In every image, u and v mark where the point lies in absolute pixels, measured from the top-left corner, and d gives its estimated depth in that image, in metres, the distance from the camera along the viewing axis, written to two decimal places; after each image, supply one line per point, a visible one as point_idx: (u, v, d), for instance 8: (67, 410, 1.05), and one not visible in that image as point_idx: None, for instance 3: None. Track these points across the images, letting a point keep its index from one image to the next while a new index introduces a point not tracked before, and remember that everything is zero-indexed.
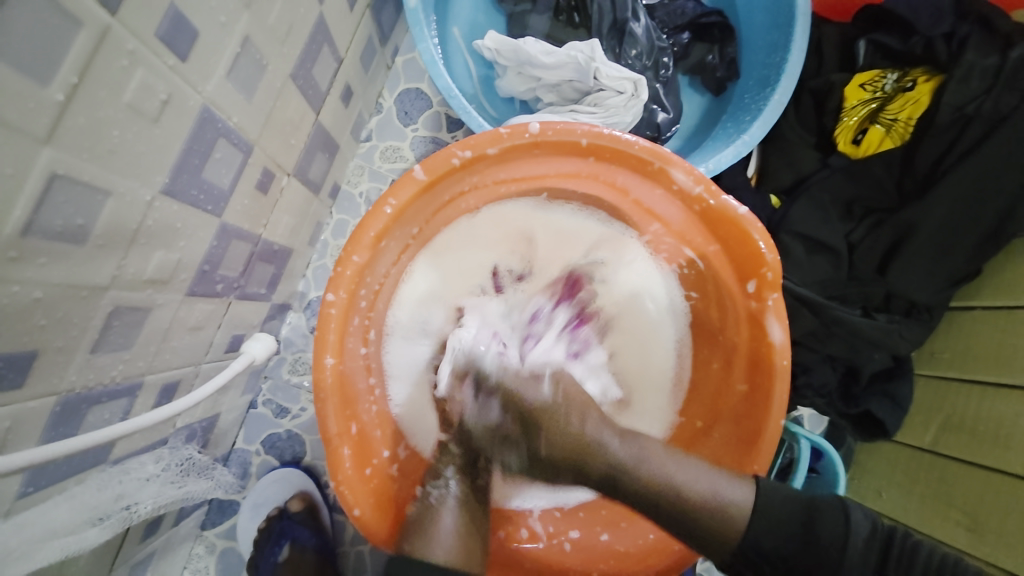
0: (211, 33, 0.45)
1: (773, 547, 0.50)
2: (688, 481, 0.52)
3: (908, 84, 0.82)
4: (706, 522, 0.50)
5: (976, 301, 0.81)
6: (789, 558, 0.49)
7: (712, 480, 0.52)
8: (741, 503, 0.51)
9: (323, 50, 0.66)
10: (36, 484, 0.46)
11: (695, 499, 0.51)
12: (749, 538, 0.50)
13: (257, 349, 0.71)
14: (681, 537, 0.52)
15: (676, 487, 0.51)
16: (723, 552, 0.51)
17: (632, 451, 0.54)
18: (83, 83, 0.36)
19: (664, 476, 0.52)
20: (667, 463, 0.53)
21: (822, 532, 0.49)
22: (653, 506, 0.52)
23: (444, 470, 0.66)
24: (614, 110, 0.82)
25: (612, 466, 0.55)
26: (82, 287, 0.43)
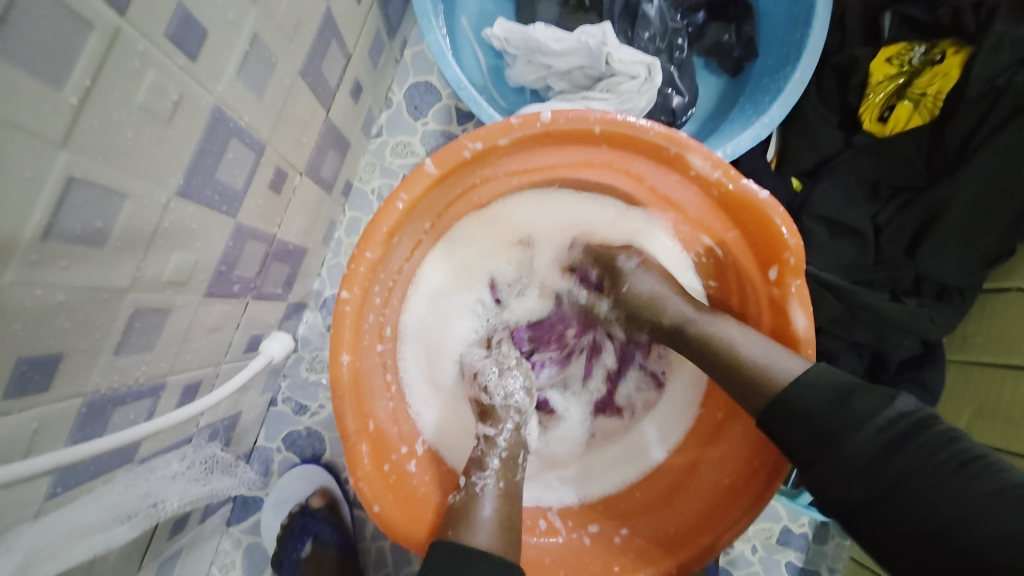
0: (220, 31, 0.45)
1: (810, 413, 0.50)
2: (752, 352, 0.56)
3: (937, 56, 0.78)
4: (757, 379, 0.54)
5: (1011, 282, 0.78)
6: (805, 412, 0.50)
7: (769, 352, 0.55)
8: (793, 371, 0.52)
9: (332, 46, 0.65)
10: (65, 484, 0.46)
11: (762, 360, 0.55)
12: (784, 403, 0.51)
13: (275, 349, 0.71)
14: (733, 393, 0.57)
15: (738, 348, 0.56)
16: (765, 400, 0.53)
17: (704, 320, 0.60)
18: (96, 85, 0.36)
19: (730, 340, 0.57)
20: (729, 328, 0.59)
21: (851, 411, 0.48)
22: (714, 363, 0.58)
23: (490, 458, 0.62)
24: (627, 96, 0.80)
25: (680, 333, 0.62)
26: (102, 290, 0.43)
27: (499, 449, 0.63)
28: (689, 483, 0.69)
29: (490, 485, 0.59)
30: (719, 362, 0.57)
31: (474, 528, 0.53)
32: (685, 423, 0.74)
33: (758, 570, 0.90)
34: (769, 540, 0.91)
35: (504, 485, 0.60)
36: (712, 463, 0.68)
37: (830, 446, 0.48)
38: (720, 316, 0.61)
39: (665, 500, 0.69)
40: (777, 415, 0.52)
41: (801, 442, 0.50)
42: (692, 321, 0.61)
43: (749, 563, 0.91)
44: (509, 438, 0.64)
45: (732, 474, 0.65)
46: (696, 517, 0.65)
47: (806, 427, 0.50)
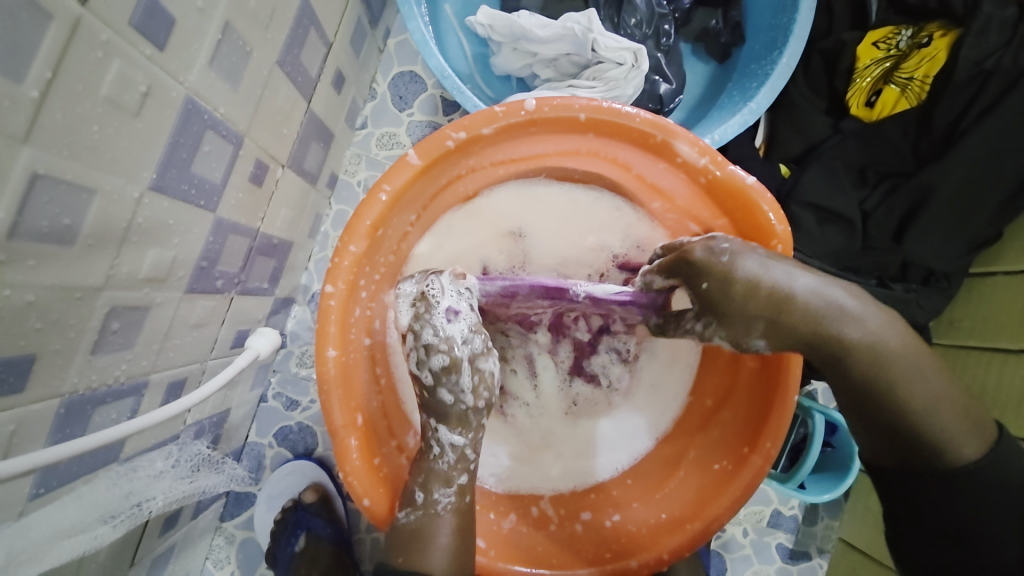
0: (188, 19, 0.44)
1: (979, 500, 0.49)
2: (928, 398, 0.49)
3: (924, 40, 0.78)
4: (931, 429, 0.49)
5: (997, 266, 0.78)
6: (971, 490, 0.49)
7: (954, 405, 0.50)
8: (959, 440, 0.49)
9: (310, 34, 0.63)
10: (47, 485, 0.47)
11: (937, 407, 0.49)
12: (941, 453, 0.49)
13: (262, 345, 0.70)
14: (889, 423, 0.51)
15: (907, 379, 0.49)
16: (921, 458, 0.50)
17: (852, 321, 0.50)
18: (57, 78, 0.35)
19: (889, 358, 0.50)
20: (900, 352, 0.50)
21: (1023, 470, 0.49)
22: (864, 381, 0.50)
23: (458, 477, 0.57)
24: (614, 82, 0.79)
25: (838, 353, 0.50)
26: (74, 288, 0.42)
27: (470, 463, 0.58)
28: (680, 469, 0.69)
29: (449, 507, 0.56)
30: (873, 376, 0.50)
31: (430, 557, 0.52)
32: (673, 409, 0.74)
33: (750, 553, 0.92)
34: (759, 523, 0.92)
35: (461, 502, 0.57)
36: (702, 450, 0.68)
37: (998, 531, 0.48)
38: (880, 327, 0.51)
39: (649, 492, 0.69)
40: (916, 446, 0.50)
41: (936, 482, 0.50)
42: (837, 322, 0.50)
43: (741, 546, 0.92)
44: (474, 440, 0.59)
45: (722, 459, 0.65)
46: (686, 504, 0.65)
47: (962, 477, 0.49)
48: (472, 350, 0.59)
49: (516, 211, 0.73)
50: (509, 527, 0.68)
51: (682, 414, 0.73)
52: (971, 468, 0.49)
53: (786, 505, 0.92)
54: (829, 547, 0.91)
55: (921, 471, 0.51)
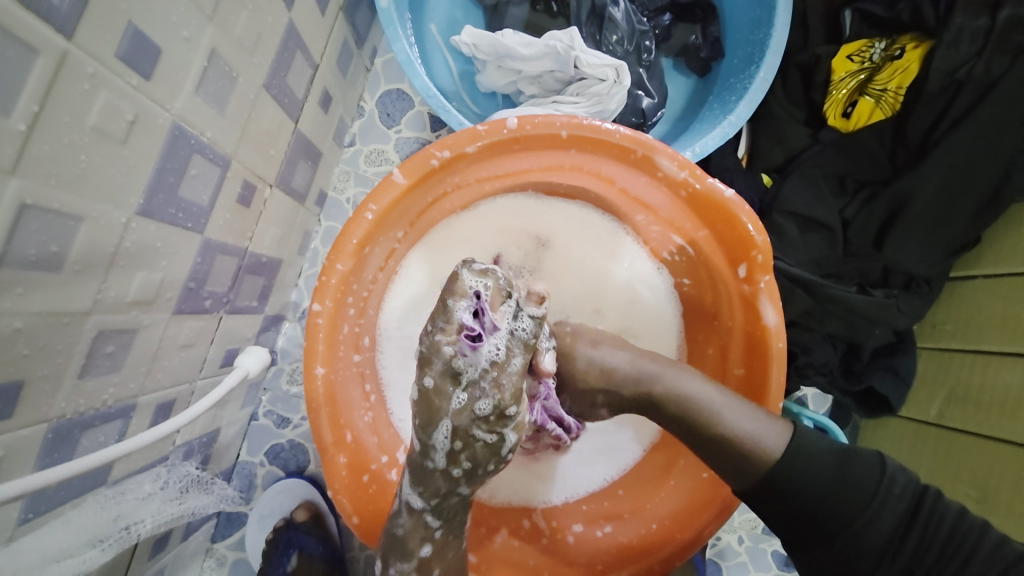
0: (174, 48, 0.45)
1: (817, 493, 0.48)
2: (739, 425, 0.51)
3: (896, 52, 0.81)
4: (750, 451, 0.50)
5: (977, 270, 0.80)
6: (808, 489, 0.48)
7: (734, 411, 0.52)
8: (778, 445, 0.50)
9: (297, 57, 0.65)
10: (36, 510, 0.47)
11: (746, 431, 0.51)
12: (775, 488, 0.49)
13: (251, 364, 0.70)
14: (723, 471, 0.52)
15: (716, 418, 0.52)
16: (755, 480, 0.50)
17: (671, 377, 0.56)
18: (45, 110, 0.36)
19: (701, 401, 0.54)
20: (696, 387, 0.55)
21: (857, 477, 0.48)
22: (683, 429, 0.54)
23: (419, 550, 0.53)
24: (597, 98, 0.80)
25: (645, 401, 0.57)
26: (62, 313, 0.43)
27: (432, 531, 0.53)
28: (671, 477, 0.69)
29: None
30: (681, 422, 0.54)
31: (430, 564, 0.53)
32: None
33: (745, 560, 0.92)
34: (754, 529, 0.92)
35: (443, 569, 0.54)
36: (692, 458, 0.67)
37: (835, 505, 0.47)
38: (682, 368, 0.57)
39: (642, 499, 0.70)
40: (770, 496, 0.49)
41: (792, 522, 0.49)
42: (651, 384, 0.56)
43: (736, 553, 0.92)
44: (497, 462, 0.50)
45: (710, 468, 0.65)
46: (676, 513, 0.66)
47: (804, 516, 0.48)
48: (471, 404, 0.45)
49: (513, 221, 0.74)
50: (501, 540, 0.69)
51: None
52: (782, 461, 0.49)
53: None
54: None
55: (779, 522, 0.50)
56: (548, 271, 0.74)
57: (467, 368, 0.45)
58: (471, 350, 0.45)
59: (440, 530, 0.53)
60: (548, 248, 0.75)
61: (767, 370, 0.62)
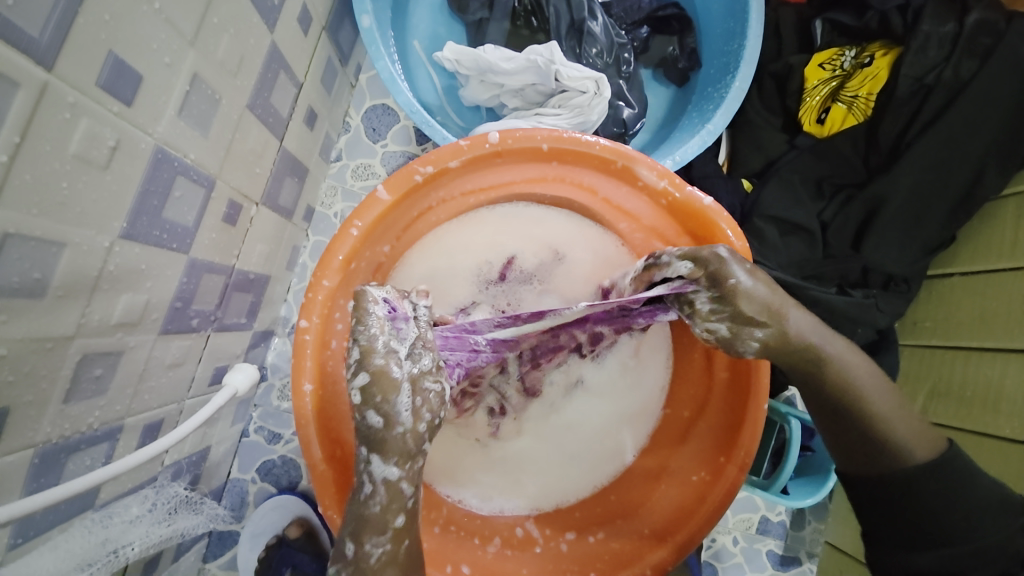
0: (155, 74, 0.46)
1: (938, 502, 0.53)
2: (882, 411, 0.52)
3: (866, 59, 0.83)
4: (897, 439, 0.53)
5: (954, 268, 0.82)
6: (963, 506, 0.53)
7: (891, 411, 0.53)
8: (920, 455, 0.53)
9: (280, 77, 0.65)
10: (25, 535, 0.47)
11: (889, 416, 0.53)
12: (909, 483, 0.53)
13: (239, 381, 0.69)
14: (849, 443, 0.54)
15: (863, 394, 0.52)
16: (887, 469, 0.54)
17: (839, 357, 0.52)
18: (26, 141, 0.36)
19: (858, 378, 0.52)
20: (848, 357, 0.53)
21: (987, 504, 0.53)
22: (836, 400, 0.53)
23: (392, 521, 0.48)
24: (579, 110, 0.82)
25: (812, 362, 0.52)
26: (46, 339, 0.43)
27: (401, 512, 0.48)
28: (662, 481, 0.69)
29: (385, 561, 0.47)
30: (835, 391, 0.52)
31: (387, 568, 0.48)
32: (651, 422, 0.74)
33: (740, 561, 0.93)
34: (748, 531, 0.93)
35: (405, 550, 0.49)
36: (683, 462, 0.69)
37: (950, 513, 0.53)
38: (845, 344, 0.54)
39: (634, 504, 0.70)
40: (892, 488, 0.54)
41: (895, 513, 0.54)
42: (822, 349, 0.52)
43: (731, 555, 0.93)
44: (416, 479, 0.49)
45: (700, 472, 0.66)
46: (670, 515, 0.67)
47: (920, 515, 0.53)
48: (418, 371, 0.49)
49: (518, 225, 0.73)
50: (494, 551, 0.68)
51: (660, 425, 0.73)
52: (933, 467, 0.53)
53: (773, 511, 0.93)
54: (818, 551, 0.93)
55: (884, 514, 0.55)
56: (559, 281, 0.72)
57: (390, 340, 0.49)
58: (395, 329, 0.51)
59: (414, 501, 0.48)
60: (560, 257, 0.73)
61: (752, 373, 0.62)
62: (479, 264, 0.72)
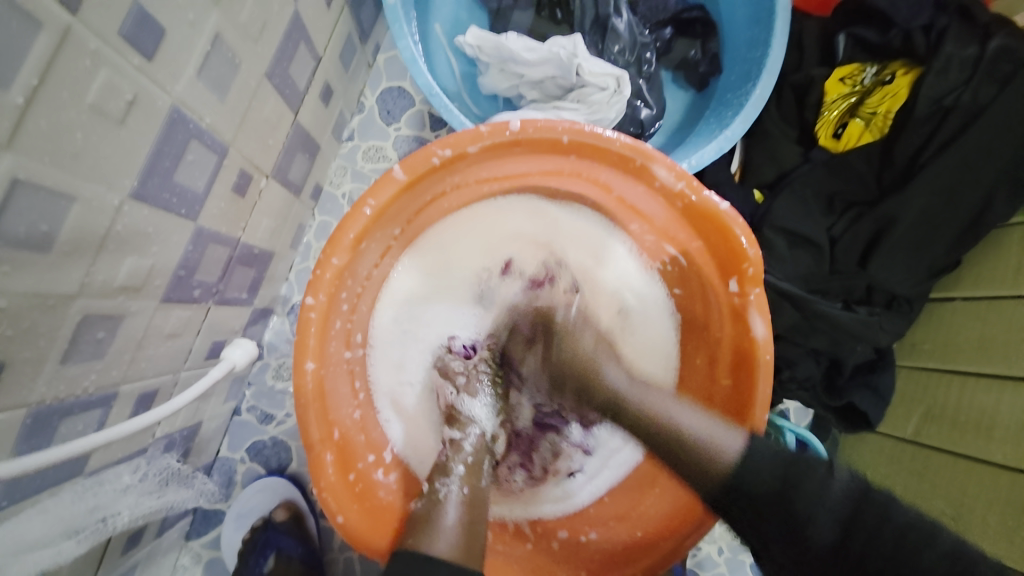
0: (178, 31, 0.44)
1: (759, 486, 0.46)
2: (691, 426, 0.53)
3: (887, 77, 0.84)
4: (699, 458, 0.50)
5: (957, 292, 0.83)
6: (782, 490, 0.45)
7: (707, 425, 0.52)
8: (732, 447, 0.50)
9: (300, 49, 0.64)
10: (12, 498, 0.45)
11: (702, 432, 0.52)
12: (730, 482, 0.47)
13: (238, 356, 0.70)
14: (667, 462, 0.52)
15: (676, 420, 0.53)
16: (713, 487, 0.49)
17: (638, 394, 0.57)
18: (44, 85, 0.35)
19: (664, 410, 0.55)
20: (665, 403, 0.56)
21: (801, 478, 0.45)
22: (639, 427, 0.55)
23: (455, 466, 0.60)
24: (597, 107, 0.81)
25: (613, 407, 0.58)
26: (47, 296, 0.41)
27: (466, 455, 0.62)
28: (656, 486, 0.69)
29: (454, 493, 0.57)
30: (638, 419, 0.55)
31: (437, 532, 0.51)
32: None
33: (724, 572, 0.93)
34: (735, 541, 0.93)
35: (469, 491, 0.58)
36: None
37: (778, 534, 0.44)
38: (654, 388, 0.59)
39: (629, 507, 0.70)
40: (729, 500, 0.47)
41: (754, 526, 0.46)
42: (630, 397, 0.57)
43: (716, 564, 0.93)
44: (475, 442, 0.64)
45: None
46: (660, 521, 0.65)
47: (756, 505, 0.46)
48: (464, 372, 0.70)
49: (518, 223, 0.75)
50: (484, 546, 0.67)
51: None
52: (733, 469, 0.48)
53: None
54: None
55: (740, 515, 0.47)
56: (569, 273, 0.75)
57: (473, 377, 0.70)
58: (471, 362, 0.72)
59: (472, 456, 0.62)
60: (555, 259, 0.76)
61: (754, 383, 0.62)
62: (481, 260, 0.75)
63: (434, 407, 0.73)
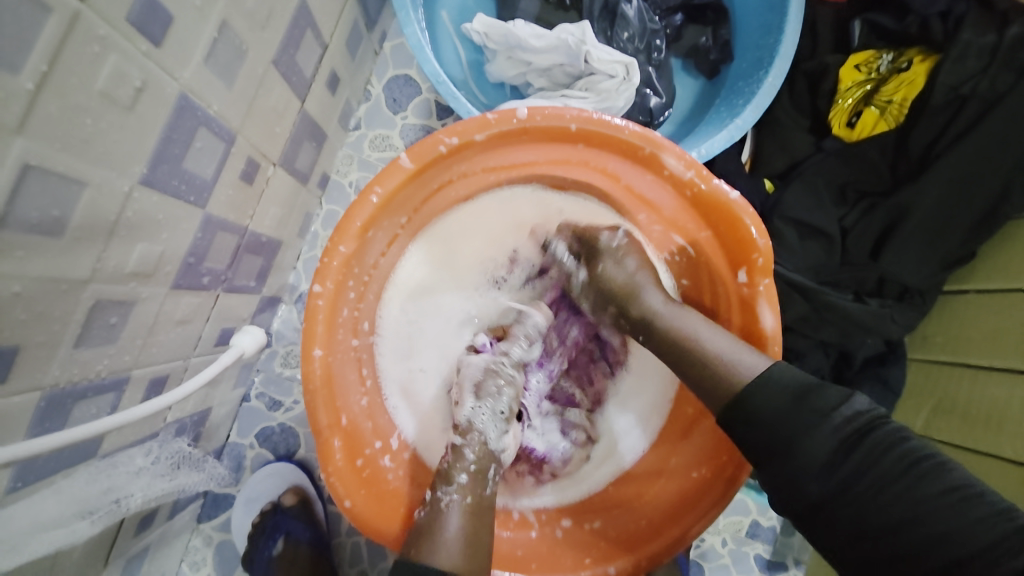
0: (186, 17, 0.44)
1: (769, 414, 0.50)
2: (717, 346, 0.56)
3: (903, 65, 0.82)
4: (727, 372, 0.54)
5: (970, 284, 0.81)
6: (788, 427, 0.49)
7: (733, 347, 0.55)
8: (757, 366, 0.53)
9: (307, 35, 0.64)
10: (24, 479, 0.46)
11: (726, 354, 0.55)
12: (740, 405, 0.52)
13: (246, 343, 0.70)
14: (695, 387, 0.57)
15: (701, 338, 0.57)
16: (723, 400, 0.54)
17: (671, 312, 0.61)
18: (53, 71, 0.35)
19: (693, 331, 0.58)
20: (697, 323, 0.59)
21: (810, 403, 0.49)
22: (670, 346, 0.59)
23: (459, 475, 0.60)
24: (606, 95, 0.80)
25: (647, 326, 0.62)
26: (60, 281, 0.42)
27: (467, 462, 0.61)
28: (661, 476, 0.69)
29: (453, 504, 0.58)
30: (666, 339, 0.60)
31: (440, 543, 0.54)
32: (655, 421, 0.73)
33: (728, 562, 0.93)
34: (738, 533, 0.93)
35: (472, 499, 0.59)
36: (683, 458, 0.69)
37: (774, 452, 0.50)
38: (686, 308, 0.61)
39: (634, 496, 0.70)
40: (734, 425, 0.53)
41: (757, 446, 0.51)
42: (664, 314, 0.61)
43: (719, 555, 0.93)
44: (481, 451, 0.62)
45: (700, 469, 0.66)
46: (665, 509, 0.66)
47: (765, 434, 0.50)
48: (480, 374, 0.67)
49: (527, 210, 0.73)
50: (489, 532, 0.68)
51: (665, 423, 0.73)
52: (747, 393, 0.52)
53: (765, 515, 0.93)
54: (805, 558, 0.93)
55: (750, 439, 0.52)
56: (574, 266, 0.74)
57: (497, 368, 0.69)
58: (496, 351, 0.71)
59: (474, 463, 0.61)
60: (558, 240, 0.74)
61: None
62: (486, 250, 0.74)
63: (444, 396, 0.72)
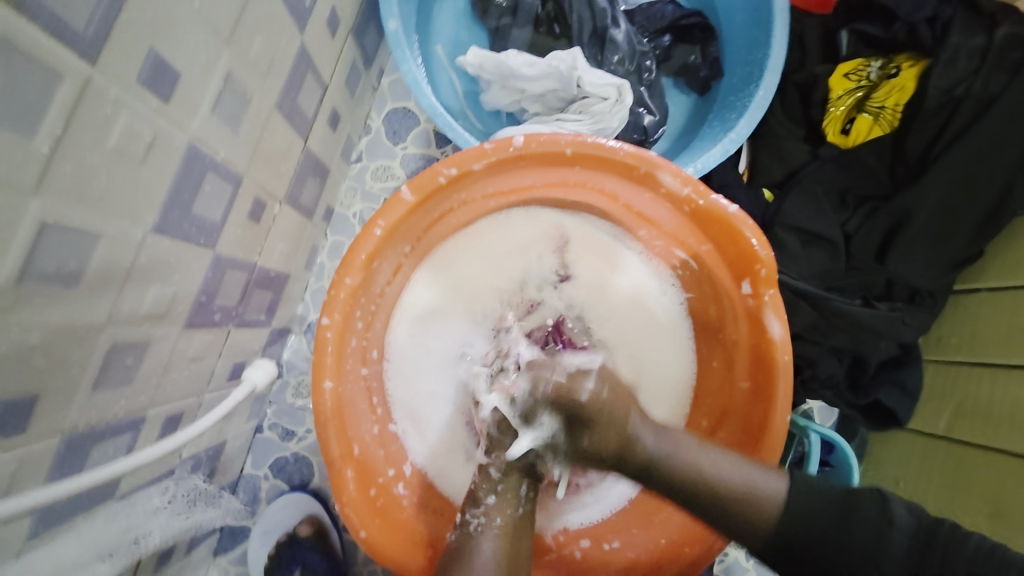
0: (192, 72, 0.47)
1: (814, 535, 0.49)
2: (727, 473, 0.53)
3: (893, 70, 0.82)
4: (745, 509, 0.51)
5: (981, 283, 0.80)
6: (840, 524, 0.48)
7: (744, 469, 0.53)
8: (776, 490, 0.51)
9: (307, 78, 0.67)
10: (46, 524, 0.48)
11: (736, 479, 0.52)
12: (785, 539, 0.50)
13: (257, 376, 0.72)
14: (714, 526, 0.53)
15: (703, 472, 0.53)
16: (759, 536, 0.51)
17: (663, 441, 0.55)
18: (67, 133, 0.38)
19: (693, 464, 0.53)
20: (696, 451, 0.55)
21: (855, 518, 0.48)
22: (674, 489, 0.53)
23: (485, 497, 0.59)
24: (599, 116, 0.82)
25: (645, 472, 0.54)
26: (78, 327, 0.44)
27: (494, 484, 0.60)
28: None
29: (482, 527, 0.57)
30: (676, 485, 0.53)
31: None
32: None
33: None
34: None
35: (501, 523, 0.57)
36: None
37: (832, 555, 0.48)
38: (676, 432, 0.57)
39: (650, 514, 0.69)
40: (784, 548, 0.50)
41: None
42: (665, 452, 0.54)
43: (744, 570, 0.91)
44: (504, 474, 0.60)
45: None
46: (682, 526, 0.65)
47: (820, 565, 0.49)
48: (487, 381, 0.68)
49: (528, 235, 0.75)
50: None
51: None
52: (784, 504, 0.51)
53: None
54: None
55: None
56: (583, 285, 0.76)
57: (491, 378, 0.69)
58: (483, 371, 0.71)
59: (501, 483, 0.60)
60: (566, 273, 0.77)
61: (773, 383, 0.62)
62: (494, 274, 0.75)
63: (459, 419, 0.73)
